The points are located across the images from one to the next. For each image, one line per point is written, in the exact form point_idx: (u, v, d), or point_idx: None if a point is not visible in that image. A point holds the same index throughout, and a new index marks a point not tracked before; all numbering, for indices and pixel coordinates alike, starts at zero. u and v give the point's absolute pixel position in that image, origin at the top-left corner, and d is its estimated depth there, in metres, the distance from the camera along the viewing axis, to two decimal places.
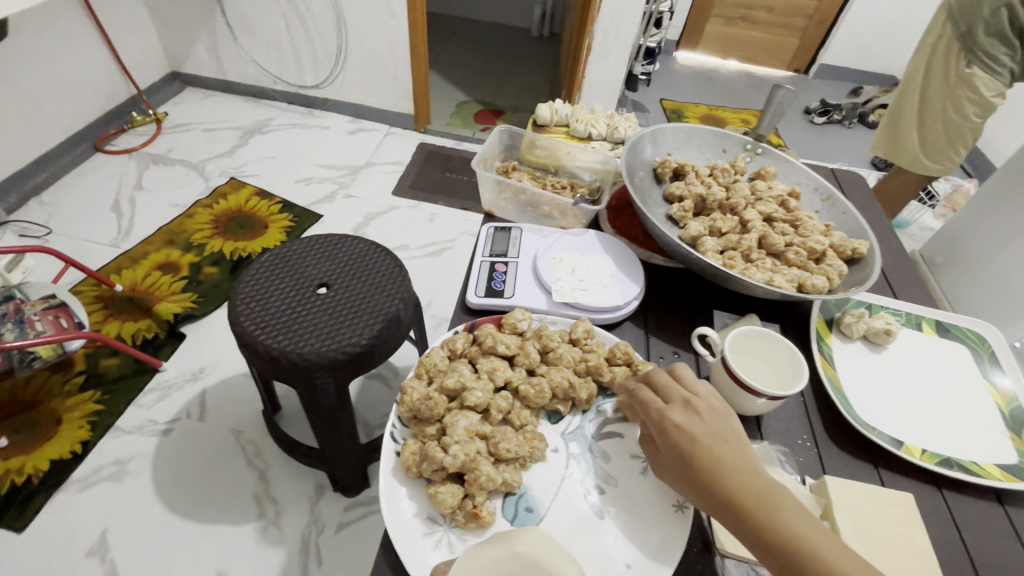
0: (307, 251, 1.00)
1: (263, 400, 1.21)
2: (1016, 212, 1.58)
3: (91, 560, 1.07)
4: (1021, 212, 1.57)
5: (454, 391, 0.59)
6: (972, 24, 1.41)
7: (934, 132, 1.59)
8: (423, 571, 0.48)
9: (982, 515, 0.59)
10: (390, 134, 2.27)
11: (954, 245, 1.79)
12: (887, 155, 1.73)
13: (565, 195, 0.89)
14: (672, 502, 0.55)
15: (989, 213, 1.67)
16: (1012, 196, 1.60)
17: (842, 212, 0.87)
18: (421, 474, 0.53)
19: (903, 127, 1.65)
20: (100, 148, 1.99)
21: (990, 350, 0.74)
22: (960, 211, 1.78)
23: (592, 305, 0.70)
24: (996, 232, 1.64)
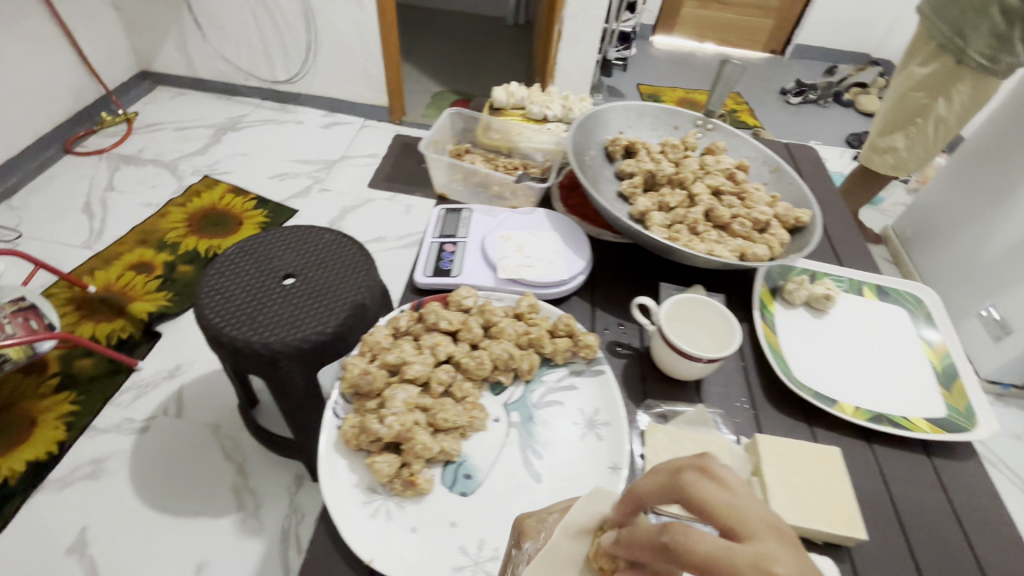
0: (273, 242, 0.96)
1: (239, 397, 1.16)
2: (984, 184, 1.61)
3: (71, 558, 1.07)
4: (988, 184, 1.60)
5: (395, 365, 0.60)
6: (962, 25, 1.33)
7: (919, 134, 1.50)
8: (359, 537, 0.49)
9: (909, 466, 0.62)
10: (365, 127, 2.26)
11: (926, 218, 1.82)
12: (879, 164, 1.59)
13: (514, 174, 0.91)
14: (608, 464, 0.57)
15: (960, 184, 1.69)
16: (983, 167, 1.62)
17: (789, 183, 0.89)
18: (360, 445, 0.54)
19: (886, 131, 1.56)
20: (70, 150, 1.97)
21: (926, 311, 0.77)
22: (933, 184, 1.80)
23: (536, 281, 0.72)
24: (963, 204, 1.67)
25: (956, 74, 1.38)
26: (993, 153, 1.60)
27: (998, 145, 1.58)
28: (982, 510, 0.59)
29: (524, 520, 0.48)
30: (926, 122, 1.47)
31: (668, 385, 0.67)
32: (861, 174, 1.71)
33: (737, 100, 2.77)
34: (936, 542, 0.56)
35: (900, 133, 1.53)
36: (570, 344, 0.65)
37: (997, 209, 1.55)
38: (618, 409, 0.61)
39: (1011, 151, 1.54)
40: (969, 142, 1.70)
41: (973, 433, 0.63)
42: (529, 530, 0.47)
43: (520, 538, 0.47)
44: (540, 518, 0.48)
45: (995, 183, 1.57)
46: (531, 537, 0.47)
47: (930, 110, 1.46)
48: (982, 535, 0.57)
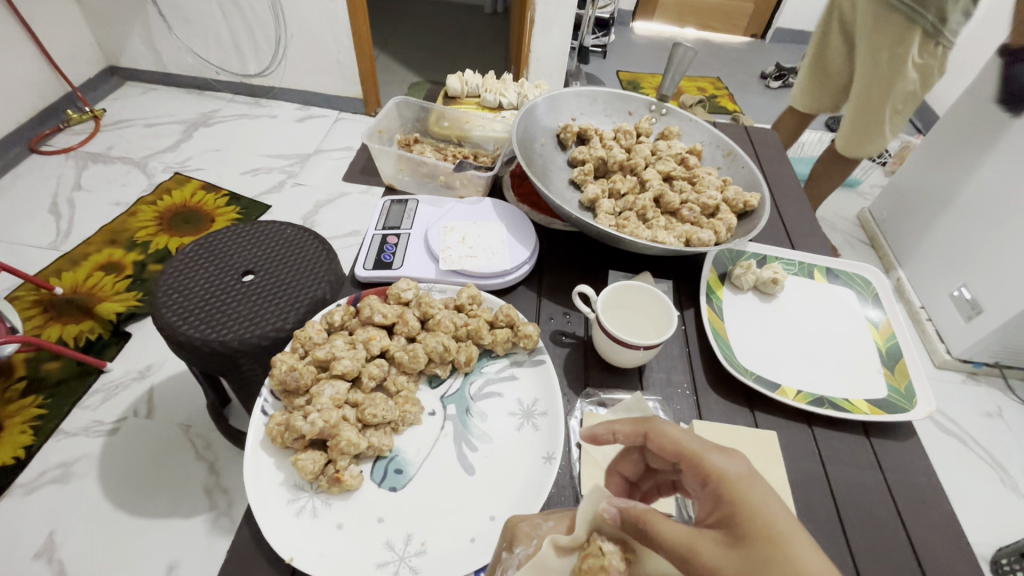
0: (233, 238, 0.92)
1: (211, 395, 1.16)
2: (958, 163, 1.60)
3: (38, 562, 1.06)
4: (961, 163, 1.59)
5: (325, 361, 0.59)
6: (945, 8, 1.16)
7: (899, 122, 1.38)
8: (281, 535, 0.49)
9: (848, 447, 0.62)
10: (339, 120, 2.22)
11: (902, 200, 1.81)
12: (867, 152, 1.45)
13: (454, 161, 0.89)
14: (542, 454, 0.56)
15: (937, 165, 1.68)
16: (958, 146, 1.60)
17: (741, 166, 0.88)
18: (285, 443, 0.53)
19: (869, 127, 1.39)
20: (35, 149, 1.92)
21: (874, 292, 0.77)
22: (910, 165, 1.78)
23: (478, 272, 0.71)
24: (937, 184, 1.67)
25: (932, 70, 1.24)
26: (968, 131, 1.58)
27: (974, 124, 1.56)
28: (919, 488, 0.59)
29: (517, 525, 0.48)
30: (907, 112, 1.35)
31: (609, 374, 0.66)
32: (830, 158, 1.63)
33: (717, 85, 2.74)
34: (871, 523, 0.56)
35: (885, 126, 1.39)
36: (510, 335, 0.64)
37: (970, 189, 1.55)
38: (556, 399, 0.60)
39: (985, 131, 1.53)
40: (943, 121, 1.68)
41: (912, 414, 0.63)
42: (522, 536, 0.47)
43: (511, 542, 0.47)
44: (533, 525, 0.47)
45: (969, 164, 1.56)
46: (524, 542, 0.46)
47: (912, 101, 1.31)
48: (916, 515, 0.57)
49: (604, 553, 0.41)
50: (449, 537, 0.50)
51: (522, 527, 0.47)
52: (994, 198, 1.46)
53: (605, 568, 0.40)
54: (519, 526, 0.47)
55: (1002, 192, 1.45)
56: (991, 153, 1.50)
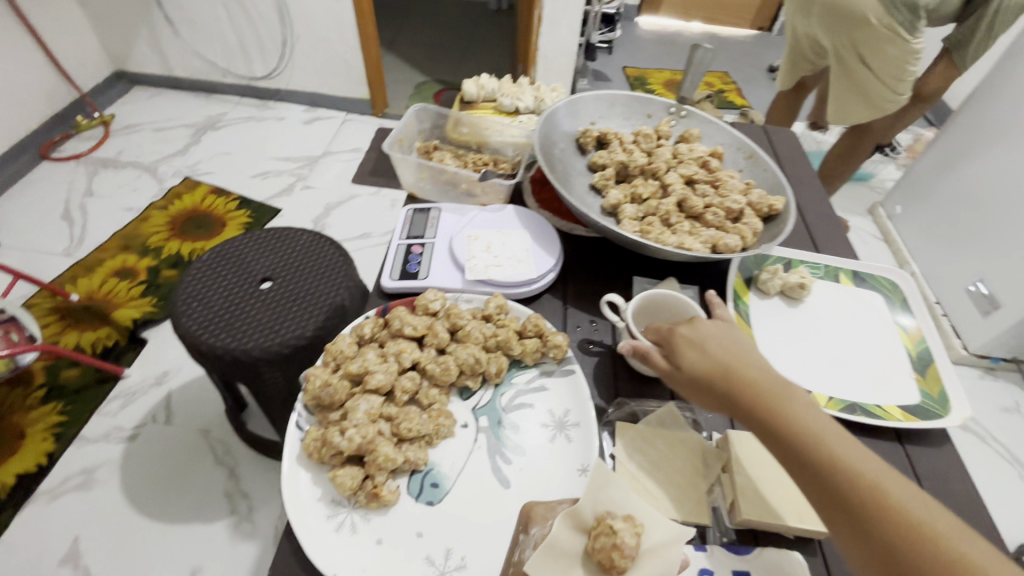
0: (250, 246, 0.92)
1: (227, 401, 1.16)
2: (972, 157, 1.59)
3: (64, 568, 1.07)
4: (976, 157, 1.57)
5: (358, 375, 0.59)
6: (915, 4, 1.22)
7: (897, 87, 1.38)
8: (322, 551, 0.49)
9: (883, 455, 0.62)
10: (347, 121, 2.22)
11: (916, 194, 1.78)
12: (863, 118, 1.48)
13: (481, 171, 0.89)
14: (577, 466, 0.57)
15: (953, 159, 1.65)
16: (975, 142, 1.58)
17: (763, 169, 0.87)
18: (323, 459, 0.53)
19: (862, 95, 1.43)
20: (46, 155, 1.93)
21: (902, 296, 0.76)
22: (924, 160, 1.76)
23: (504, 281, 0.71)
24: (952, 179, 1.65)
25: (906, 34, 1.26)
26: (983, 124, 1.57)
27: (991, 119, 1.54)
28: (955, 495, 0.59)
29: (532, 507, 0.51)
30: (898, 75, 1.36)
31: (639, 383, 0.66)
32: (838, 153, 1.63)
33: (724, 80, 2.72)
34: None
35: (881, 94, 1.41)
36: (539, 345, 0.64)
37: (988, 184, 1.52)
38: (588, 409, 0.60)
39: (1003, 125, 1.51)
40: (956, 114, 1.67)
41: (947, 420, 0.63)
42: (536, 517, 0.51)
43: (526, 524, 0.50)
44: (547, 508, 0.51)
45: (985, 157, 1.55)
46: (538, 524, 0.50)
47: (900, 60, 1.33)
48: None
49: (615, 530, 0.45)
50: (489, 551, 0.51)
51: (537, 509, 0.51)
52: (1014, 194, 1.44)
53: (617, 545, 0.44)
54: (534, 509, 0.51)
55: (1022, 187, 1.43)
56: (1009, 148, 1.48)
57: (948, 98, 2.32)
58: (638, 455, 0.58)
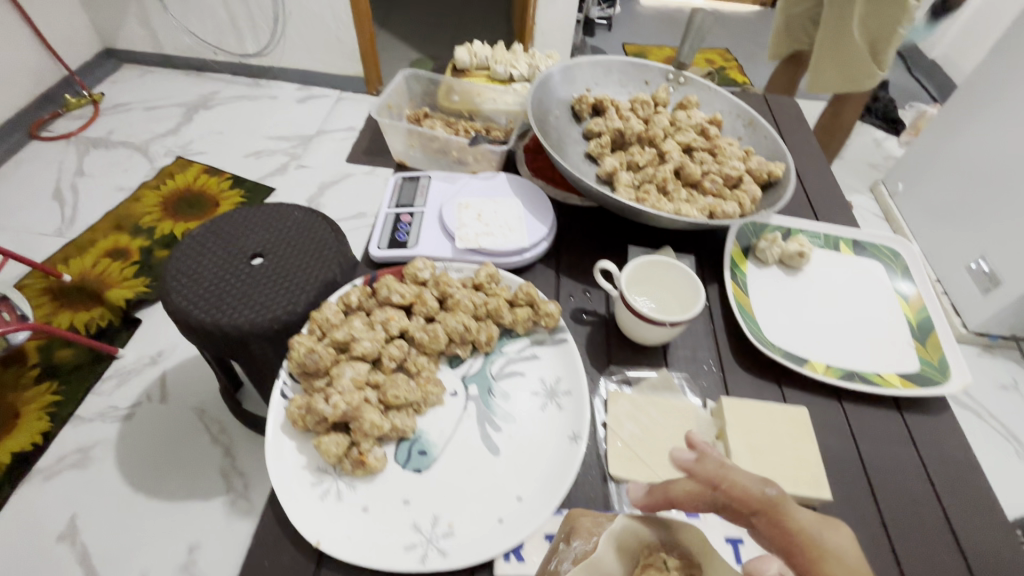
0: (241, 220, 0.87)
1: (221, 379, 1.15)
2: (975, 132, 1.56)
3: (62, 545, 1.07)
4: (979, 132, 1.55)
5: (344, 343, 0.58)
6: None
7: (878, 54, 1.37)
8: (305, 518, 0.48)
9: (880, 423, 0.60)
10: (341, 100, 2.17)
11: (920, 170, 1.74)
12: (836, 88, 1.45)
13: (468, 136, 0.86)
14: (568, 434, 0.55)
15: (956, 134, 1.62)
16: (977, 117, 1.55)
17: (763, 136, 0.85)
18: (307, 426, 0.52)
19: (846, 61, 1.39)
20: (35, 135, 1.89)
21: (903, 264, 0.75)
22: (927, 135, 1.72)
23: (495, 249, 0.69)
24: (954, 154, 1.62)
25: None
26: (987, 99, 1.53)
27: (995, 92, 1.51)
28: (954, 463, 0.58)
29: (578, 519, 0.47)
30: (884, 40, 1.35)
31: (632, 351, 0.65)
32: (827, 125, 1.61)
33: (726, 57, 2.65)
34: (905, 499, 0.55)
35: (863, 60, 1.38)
36: (530, 314, 0.63)
37: (993, 158, 1.49)
38: (580, 378, 0.59)
39: (1008, 98, 1.47)
40: (960, 88, 1.63)
41: (946, 387, 0.61)
42: (582, 530, 0.46)
43: (569, 535, 0.46)
44: (594, 521, 0.46)
45: (987, 132, 1.52)
46: (583, 538, 0.45)
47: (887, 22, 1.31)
48: (952, 491, 0.56)
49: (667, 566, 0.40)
50: (478, 519, 0.50)
51: (581, 521, 0.47)
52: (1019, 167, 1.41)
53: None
54: (578, 520, 0.47)
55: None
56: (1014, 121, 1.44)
57: (953, 74, 2.27)
58: (633, 424, 0.57)
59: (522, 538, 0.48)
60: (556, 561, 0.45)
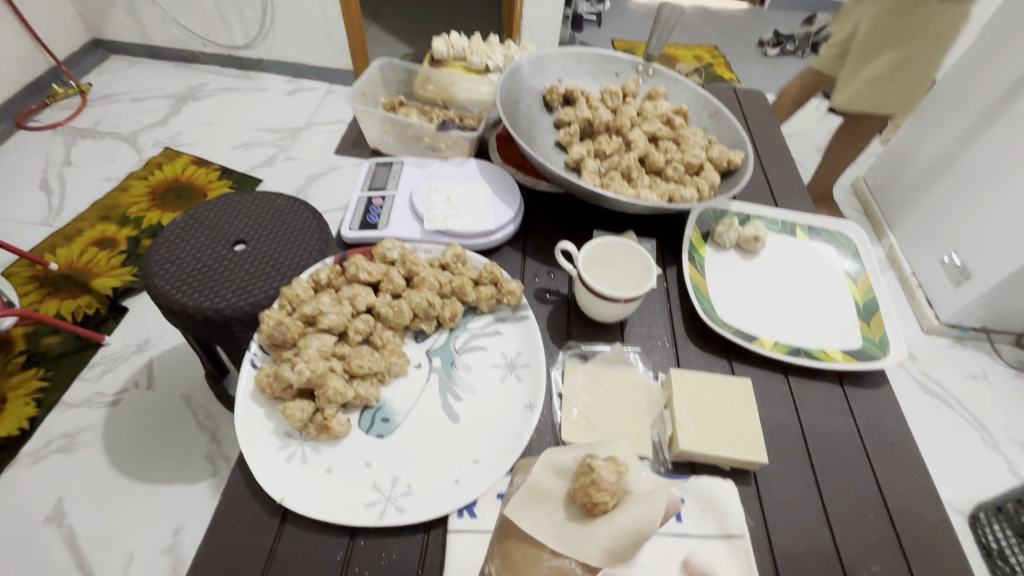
0: (225, 208, 0.86)
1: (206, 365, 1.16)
2: (948, 135, 1.58)
3: (49, 527, 1.09)
4: (952, 134, 1.57)
5: (312, 317, 0.60)
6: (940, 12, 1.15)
7: (905, 78, 1.27)
8: (269, 478, 0.51)
9: (822, 395, 0.64)
10: (330, 93, 2.18)
11: (897, 166, 1.77)
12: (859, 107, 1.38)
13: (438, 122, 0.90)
14: (524, 403, 0.59)
15: (931, 132, 1.64)
16: (950, 115, 1.59)
17: (727, 126, 0.88)
18: (274, 393, 0.55)
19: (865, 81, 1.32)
20: (22, 125, 1.89)
21: (854, 248, 0.78)
22: (904, 134, 1.75)
23: (462, 231, 0.72)
24: (930, 155, 1.64)
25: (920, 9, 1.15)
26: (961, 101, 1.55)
27: (966, 90, 1.54)
28: (889, 432, 0.61)
29: (520, 462, 0.51)
30: (911, 63, 1.24)
31: (591, 328, 0.68)
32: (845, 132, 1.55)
33: (713, 54, 2.67)
34: (841, 466, 0.58)
35: (884, 83, 1.30)
36: (493, 292, 0.66)
37: (966, 154, 1.52)
38: (538, 351, 0.62)
39: (981, 100, 1.49)
40: (938, 89, 1.64)
41: (885, 361, 0.65)
42: (521, 468, 0.50)
43: (512, 475, 0.50)
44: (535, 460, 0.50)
45: (960, 133, 1.54)
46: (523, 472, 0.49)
47: (916, 45, 1.21)
48: (885, 459, 0.59)
49: (593, 469, 0.42)
50: (435, 479, 0.53)
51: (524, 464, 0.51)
52: (990, 161, 1.44)
53: (594, 480, 0.41)
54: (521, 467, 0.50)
55: (995, 162, 1.42)
56: (981, 117, 1.47)
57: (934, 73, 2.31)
58: (583, 396, 0.59)
59: (477, 495, 0.51)
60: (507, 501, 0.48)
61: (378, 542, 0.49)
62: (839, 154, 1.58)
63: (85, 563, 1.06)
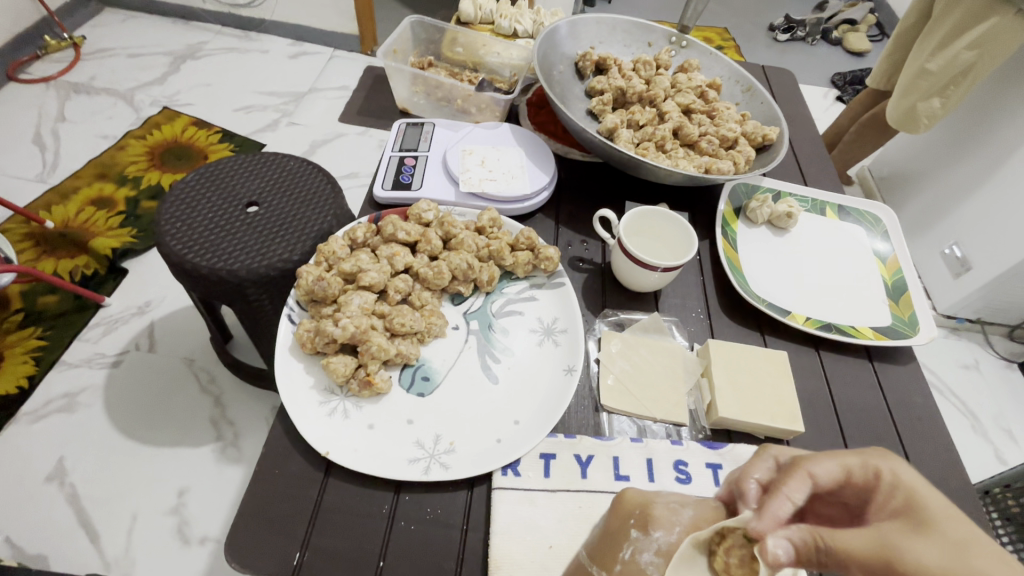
0: (236, 168, 0.80)
1: (211, 330, 1.12)
2: (958, 135, 1.55)
3: (50, 485, 1.04)
4: (964, 135, 1.53)
5: (352, 274, 0.60)
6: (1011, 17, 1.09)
7: (962, 90, 1.20)
8: (314, 430, 0.51)
9: (851, 370, 0.65)
10: (334, 58, 2.11)
11: (903, 155, 1.75)
12: (907, 120, 1.29)
13: (471, 84, 0.89)
14: (564, 367, 0.59)
15: (944, 132, 1.60)
16: (970, 114, 1.52)
17: (760, 102, 0.87)
18: (316, 348, 0.55)
19: (918, 88, 1.24)
20: (13, 77, 1.81)
21: (883, 229, 0.79)
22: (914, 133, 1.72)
23: (498, 194, 0.71)
24: (939, 154, 1.61)
25: (1000, 13, 1.09)
26: (977, 102, 1.50)
27: (989, 89, 1.47)
28: (915, 408, 0.63)
29: (651, 505, 0.42)
30: (970, 76, 1.18)
31: (626, 296, 0.68)
32: (864, 127, 1.54)
33: (724, 36, 2.63)
34: (870, 438, 0.59)
35: (939, 94, 1.22)
36: (530, 258, 0.65)
37: (978, 158, 1.48)
38: (576, 318, 0.62)
39: (999, 102, 1.44)
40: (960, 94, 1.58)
41: (915, 339, 0.66)
42: (660, 519, 0.41)
43: (646, 523, 0.41)
44: (670, 508, 0.42)
45: (974, 135, 1.50)
46: (663, 527, 0.41)
47: (984, 53, 1.14)
48: (913, 432, 0.60)
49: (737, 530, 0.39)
50: (477, 438, 0.53)
51: (631, 497, 0.43)
52: (1010, 167, 1.39)
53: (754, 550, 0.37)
54: (626, 497, 0.44)
55: (1008, 163, 1.40)
56: (1000, 120, 1.43)
57: None
58: (622, 365, 0.60)
59: (520, 455, 0.51)
60: (632, 549, 0.40)
61: (424, 495, 0.50)
62: (852, 148, 1.60)
63: (89, 523, 1.02)
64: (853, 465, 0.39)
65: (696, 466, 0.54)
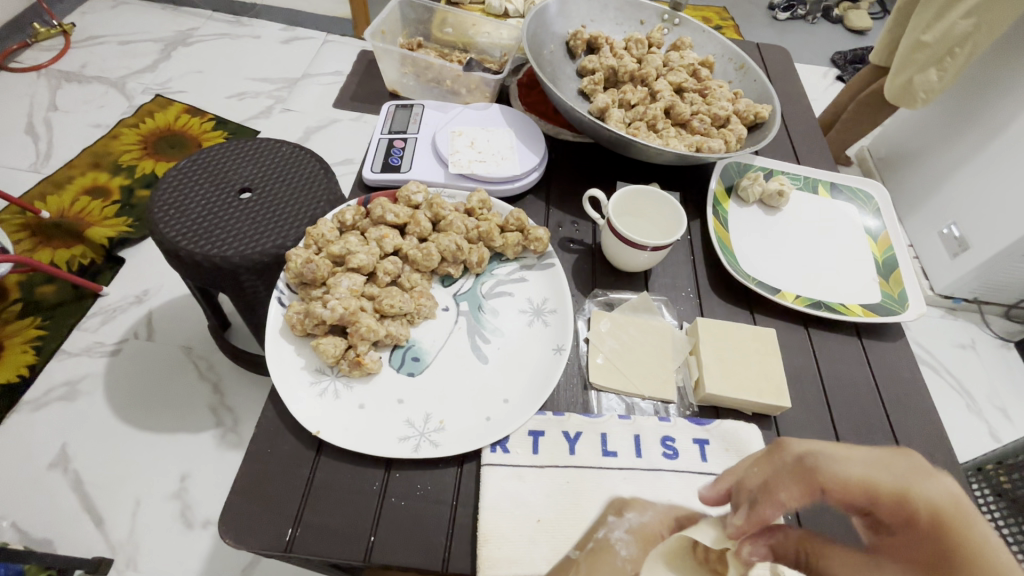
0: (228, 154, 0.80)
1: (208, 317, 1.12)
2: (955, 114, 1.54)
3: (54, 472, 1.06)
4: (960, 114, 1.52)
5: (341, 256, 0.60)
6: None
7: (959, 63, 1.18)
8: (305, 410, 0.51)
9: (839, 346, 0.65)
10: (327, 43, 2.07)
11: (901, 134, 1.74)
12: (904, 94, 1.28)
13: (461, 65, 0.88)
14: (553, 346, 0.59)
15: (942, 110, 1.59)
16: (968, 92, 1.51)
17: (753, 80, 0.86)
18: (306, 330, 0.55)
19: (914, 62, 1.23)
20: (3, 65, 1.79)
21: (875, 206, 0.79)
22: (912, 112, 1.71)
23: (487, 175, 0.70)
24: (935, 133, 1.60)
25: None
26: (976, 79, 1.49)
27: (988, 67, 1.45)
28: (902, 383, 0.63)
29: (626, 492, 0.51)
30: (967, 47, 1.16)
31: (615, 276, 0.68)
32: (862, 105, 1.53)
33: (723, 15, 2.58)
34: (856, 413, 0.60)
35: (936, 66, 1.20)
36: (520, 239, 0.65)
37: (973, 136, 1.47)
38: (566, 298, 0.62)
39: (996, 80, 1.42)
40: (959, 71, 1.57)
41: (904, 315, 0.67)
42: (632, 504, 0.50)
43: (620, 507, 0.50)
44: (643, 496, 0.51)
45: (970, 113, 1.49)
46: (634, 510, 0.49)
47: (980, 24, 1.12)
48: (899, 407, 0.61)
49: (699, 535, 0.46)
50: (468, 418, 0.53)
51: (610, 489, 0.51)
52: (1002, 145, 1.39)
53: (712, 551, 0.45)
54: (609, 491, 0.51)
55: (1004, 141, 1.39)
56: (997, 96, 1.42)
57: None
58: (609, 343, 0.60)
59: (509, 433, 0.52)
60: (605, 529, 0.48)
61: (414, 472, 0.51)
62: (850, 127, 1.59)
63: (93, 507, 1.03)
64: (885, 493, 0.37)
65: (683, 442, 0.54)
